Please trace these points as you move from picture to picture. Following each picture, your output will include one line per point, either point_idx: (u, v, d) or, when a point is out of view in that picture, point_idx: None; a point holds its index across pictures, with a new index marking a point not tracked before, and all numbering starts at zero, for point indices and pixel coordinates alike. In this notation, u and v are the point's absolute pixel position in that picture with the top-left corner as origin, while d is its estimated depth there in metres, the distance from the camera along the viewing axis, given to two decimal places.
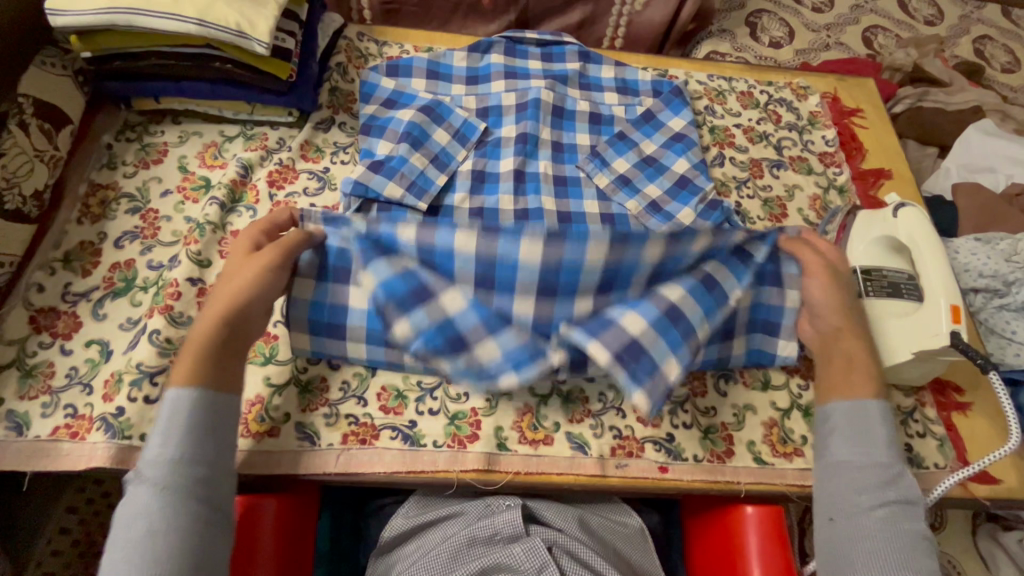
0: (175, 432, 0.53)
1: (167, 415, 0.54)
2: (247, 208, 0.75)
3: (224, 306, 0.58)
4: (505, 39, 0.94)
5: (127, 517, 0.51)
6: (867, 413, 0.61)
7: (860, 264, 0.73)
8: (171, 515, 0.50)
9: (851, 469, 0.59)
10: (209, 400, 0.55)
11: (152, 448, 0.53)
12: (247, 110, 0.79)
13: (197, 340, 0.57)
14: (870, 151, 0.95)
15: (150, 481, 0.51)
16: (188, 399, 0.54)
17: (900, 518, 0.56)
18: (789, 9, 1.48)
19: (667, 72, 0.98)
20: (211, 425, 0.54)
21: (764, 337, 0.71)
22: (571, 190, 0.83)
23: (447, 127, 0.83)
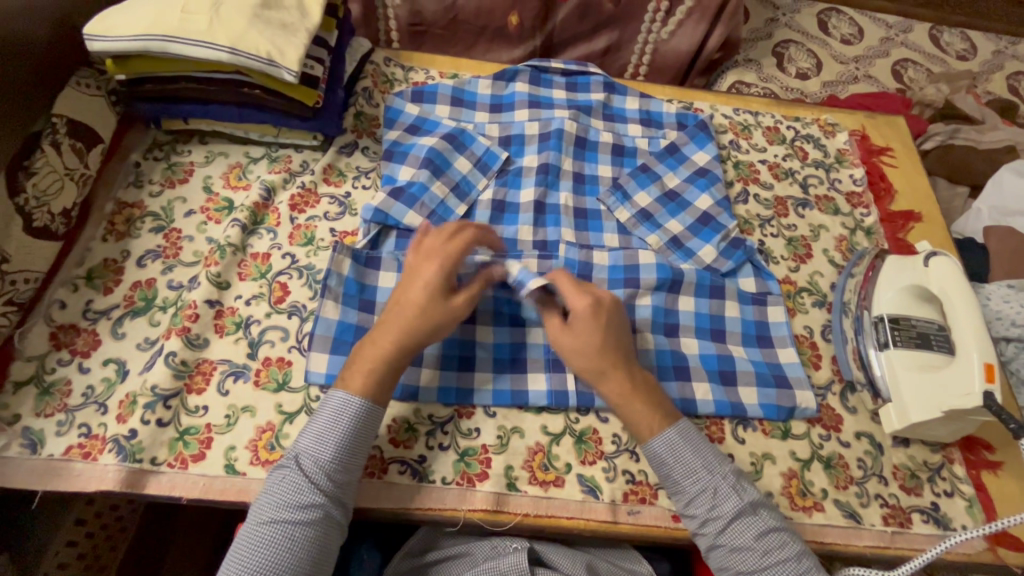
0: (330, 432, 0.56)
1: (327, 414, 0.57)
2: (268, 231, 0.75)
3: (409, 311, 0.60)
4: (531, 67, 0.94)
5: (273, 499, 0.54)
6: (665, 445, 0.61)
7: (888, 312, 0.73)
8: (311, 514, 0.53)
9: (685, 500, 0.60)
10: (370, 413, 0.58)
11: (308, 443, 0.56)
12: (273, 133, 0.80)
13: (374, 348, 0.59)
14: (899, 191, 0.93)
15: (301, 474, 0.54)
16: (350, 407, 0.57)
17: (740, 534, 0.58)
18: (817, 40, 1.47)
19: (693, 105, 0.97)
20: (364, 435, 0.57)
21: (778, 390, 0.70)
22: (591, 223, 0.82)
23: (469, 155, 0.83)
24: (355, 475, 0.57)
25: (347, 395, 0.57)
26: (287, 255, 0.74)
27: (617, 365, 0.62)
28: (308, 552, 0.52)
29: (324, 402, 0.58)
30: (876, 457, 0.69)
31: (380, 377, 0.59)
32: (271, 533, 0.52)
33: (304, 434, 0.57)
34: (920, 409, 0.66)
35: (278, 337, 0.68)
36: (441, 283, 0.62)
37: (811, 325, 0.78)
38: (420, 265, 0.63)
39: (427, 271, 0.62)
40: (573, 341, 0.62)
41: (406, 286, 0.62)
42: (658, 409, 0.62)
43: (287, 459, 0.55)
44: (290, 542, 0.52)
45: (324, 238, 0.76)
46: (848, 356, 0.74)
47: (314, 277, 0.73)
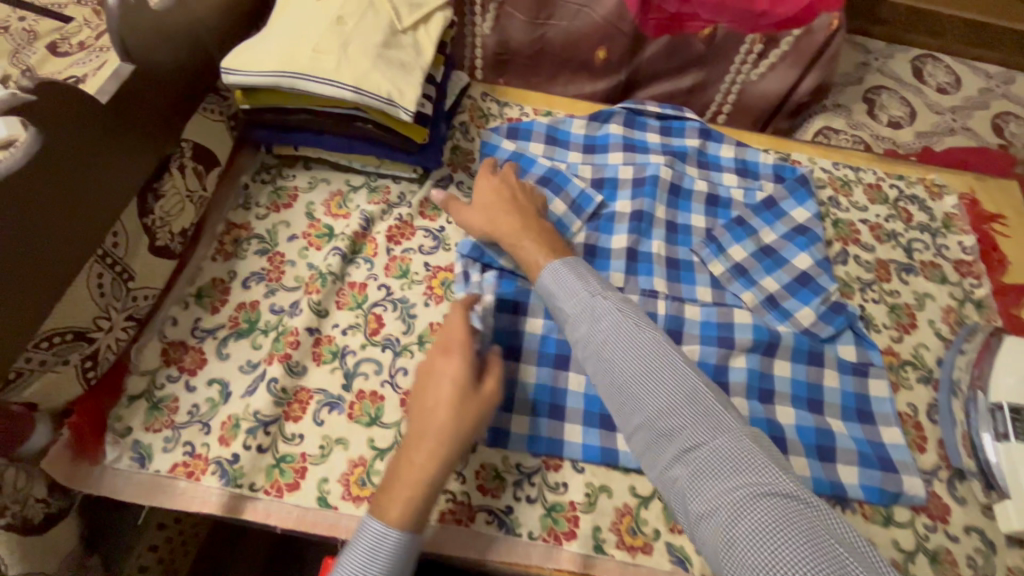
0: (372, 566, 0.52)
1: (361, 550, 0.53)
2: (365, 261, 0.77)
3: (444, 419, 0.57)
4: (626, 109, 0.94)
5: None
6: (633, 358, 0.57)
7: (1007, 401, 0.69)
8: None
9: (664, 456, 0.53)
10: (408, 544, 0.53)
11: None
12: (375, 164, 0.82)
13: (410, 467, 0.56)
14: (1014, 262, 0.87)
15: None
16: (388, 542, 0.53)
17: (719, 484, 0.48)
18: (911, 87, 1.41)
19: (790, 157, 0.94)
20: (402, 567, 0.53)
21: (883, 472, 0.67)
22: (683, 274, 0.81)
23: (564, 198, 0.82)
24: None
25: (381, 525, 0.53)
26: (383, 286, 0.75)
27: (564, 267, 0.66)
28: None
29: (358, 535, 0.53)
30: (987, 557, 0.64)
31: (414, 495, 0.55)
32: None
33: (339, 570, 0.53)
34: None
35: (372, 370, 0.69)
36: (463, 375, 0.59)
37: (915, 403, 0.73)
38: (438, 356, 0.61)
39: (454, 377, 0.59)
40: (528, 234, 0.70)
41: (430, 391, 0.59)
42: (617, 368, 0.58)
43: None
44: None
45: (418, 271, 0.77)
46: (957, 441, 0.70)
47: (407, 310, 0.74)
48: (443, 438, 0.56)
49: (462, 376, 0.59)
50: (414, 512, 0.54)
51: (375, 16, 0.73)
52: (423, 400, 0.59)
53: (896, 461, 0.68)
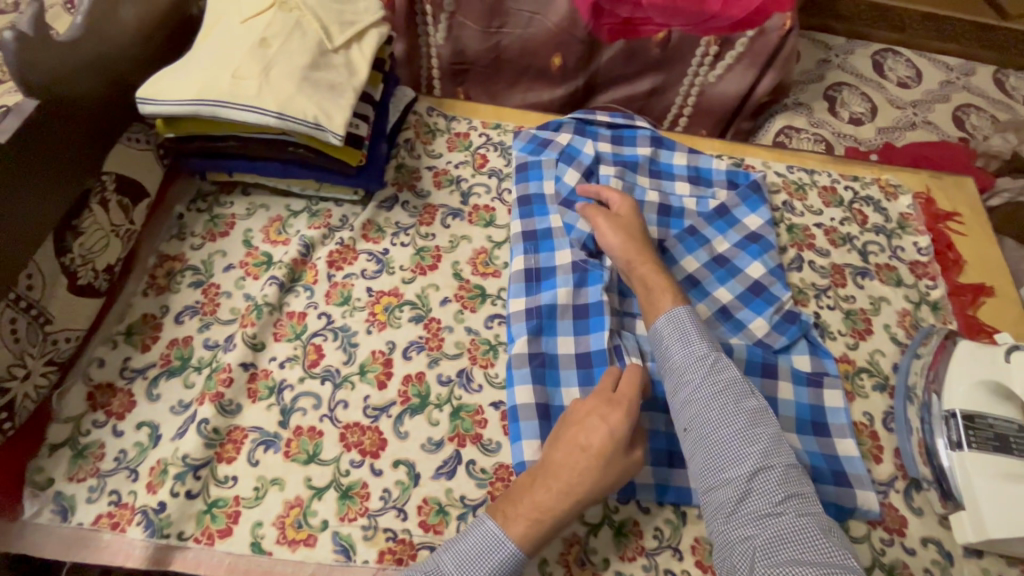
0: (474, 568, 0.53)
1: (475, 544, 0.54)
2: (305, 289, 0.74)
3: (589, 472, 0.57)
4: (575, 119, 0.92)
5: None
6: (711, 395, 0.61)
7: (960, 408, 0.67)
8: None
9: (733, 518, 0.55)
10: (518, 564, 0.53)
11: (449, 568, 0.53)
12: (314, 187, 0.80)
13: (546, 492, 0.56)
14: (969, 260, 0.86)
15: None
16: (501, 549, 0.53)
17: (799, 555, 0.50)
18: (872, 82, 1.41)
19: (744, 161, 0.93)
20: None
21: (837, 487, 0.65)
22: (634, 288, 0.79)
23: (528, 221, 0.81)
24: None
25: (498, 528, 0.54)
26: (323, 314, 0.73)
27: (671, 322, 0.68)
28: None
29: (474, 528, 0.54)
30: (944, 569, 0.63)
31: (535, 526, 0.55)
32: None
33: (447, 554, 0.54)
34: (1002, 523, 0.60)
35: (310, 404, 0.67)
36: (620, 433, 0.59)
37: (871, 412, 0.72)
38: (600, 404, 0.61)
39: (611, 421, 0.59)
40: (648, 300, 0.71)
41: (585, 430, 0.59)
42: (716, 440, 0.58)
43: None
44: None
45: (361, 297, 0.75)
46: (912, 450, 0.69)
47: (349, 339, 0.72)
48: (584, 487, 0.57)
49: (621, 434, 0.59)
50: (527, 540, 0.54)
51: (301, 36, 0.71)
52: (573, 433, 0.59)
53: (852, 474, 0.67)
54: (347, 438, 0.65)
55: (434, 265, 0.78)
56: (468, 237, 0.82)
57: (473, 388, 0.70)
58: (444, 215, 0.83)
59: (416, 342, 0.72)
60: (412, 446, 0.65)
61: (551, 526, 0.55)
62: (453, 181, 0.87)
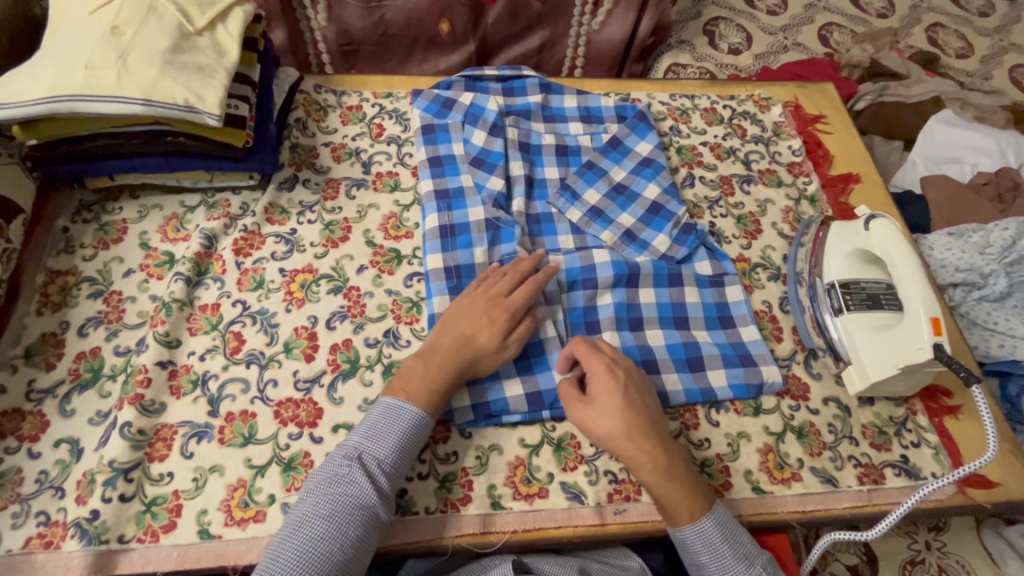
0: (385, 437, 0.59)
1: (377, 419, 0.60)
2: (214, 280, 0.73)
3: (473, 350, 0.64)
4: (464, 77, 0.94)
5: (317, 490, 0.56)
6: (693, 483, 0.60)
7: (837, 278, 0.75)
8: (362, 514, 0.55)
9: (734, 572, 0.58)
10: (421, 422, 0.61)
11: (362, 444, 0.59)
12: (207, 179, 0.78)
13: (439, 365, 0.63)
14: (837, 155, 0.95)
15: (363, 474, 0.56)
16: (401, 416, 0.60)
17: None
18: (744, 14, 1.50)
19: (630, 96, 0.98)
20: (415, 439, 0.60)
21: (745, 369, 0.72)
22: (544, 226, 0.82)
23: (438, 180, 0.82)
24: (400, 482, 0.59)
25: (397, 400, 0.61)
26: (238, 302, 0.72)
27: (649, 438, 0.60)
28: (347, 559, 0.52)
29: (375, 408, 0.61)
30: (845, 420, 0.71)
31: (432, 393, 0.62)
32: (317, 522, 0.53)
33: (356, 435, 0.60)
34: (880, 369, 0.68)
35: (238, 390, 0.66)
36: (501, 322, 0.65)
37: (769, 299, 0.79)
38: (488, 301, 0.67)
39: (492, 313, 0.66)
40: (606, 413, 0.61)
41: (466, 320, 0.66)
42: (698, 493, 0.59)
43: (347, 458, 0.57)
44: (333, 548, 0.52)
45: (274, 279, 0.74)
46: (807, 325, 0.76)
47: (268, 321, 0.71)
48: (470, 359, 0.64)
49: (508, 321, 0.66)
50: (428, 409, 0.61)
51: (157, 20, 0.68)
52: (466, 322, 0.66)
53: (756, 356, 0.74)
54: (282, 414, 0.65)
55: (345, 237, 0.79)
56: (375, 204, 0.82)
57: (402, 344, 0.71)
58: (348, 186, 0.83)
59: (338, 312, 0.73)
60: (350, 410, 0.66)
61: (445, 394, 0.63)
62: (353, 153, 0.87)
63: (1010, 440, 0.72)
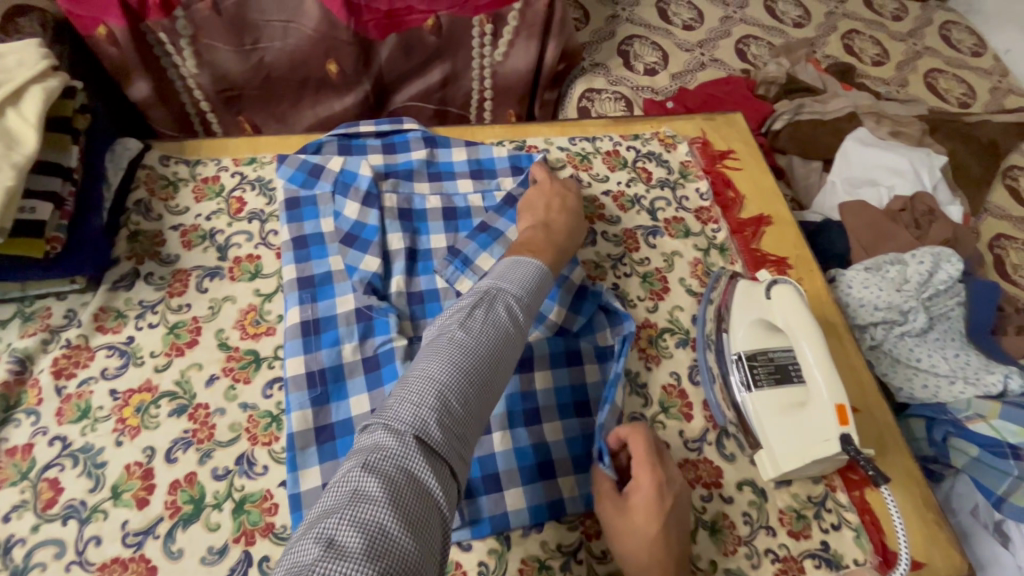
0: (515, 279, 0.57)
1: (508, 267, 0.58)
2: (28, 413, 0.62)
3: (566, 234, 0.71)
4: (337, 136, 0.84)
5: (479, 317, 0.52)
6: None
7: (745, 349, 0.68)
8: (497, 331, 0.52)
9: None
10: (544, 273, 0.60)
11: (505, 282, 0.56)
12: (18, 288, 0.66)
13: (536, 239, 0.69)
14: (748, 194, 0.90)
15: (506, 308, 0.54)
16: (527, 266, 0.59)
17: None
18: (660, 30, 1.44)
19: (526, 143, 0.90)
20: (541, 289, 0.58)
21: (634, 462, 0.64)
22: (428, 307, 0.73)
23: (303, 264, 0.72)
24: (532, 323, 0.56)
25: (515, 257, 0.60)
26: (56, 440, 0.61)
27: (668, 564, 0.54)
28: (475, 396, 0.48)
29: (503, 260, 0.59)
30: (761, 507, 0.65)
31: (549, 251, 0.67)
32: (473, 337, 0.50)
33: (502, 276, 0.57)
34: (791, 457, 0.62)
35: (50, 555, 0.55)
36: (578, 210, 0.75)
37: (678, 370, 0.73)
38: (538, 198, 0.76)
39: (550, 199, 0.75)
40: (628, 534, 0.55)
41: (546, 210, 0.74)
42: None
43: (489, 291, 0.55)
44: (467, 375, 0.48)
45: (103, 404, 0.63)
46: (717, 399, 0.70)
47: (92, 460, 0.60)
48: (573, 228, 0.72)
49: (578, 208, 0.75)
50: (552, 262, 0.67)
51: None
52: (541, 213, 0.74)
53: None
54: None
55: (193, 341, 0.68)
56: (231, 297, 0.72)
57: (257, 473, 0.61)
58: (200, 277, 0.73)
59: (181, 439, 0.62)
60: (190, 565, 0.56)
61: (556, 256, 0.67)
62: (207, 236, 0.76)
63: (933, 508, 0.67)
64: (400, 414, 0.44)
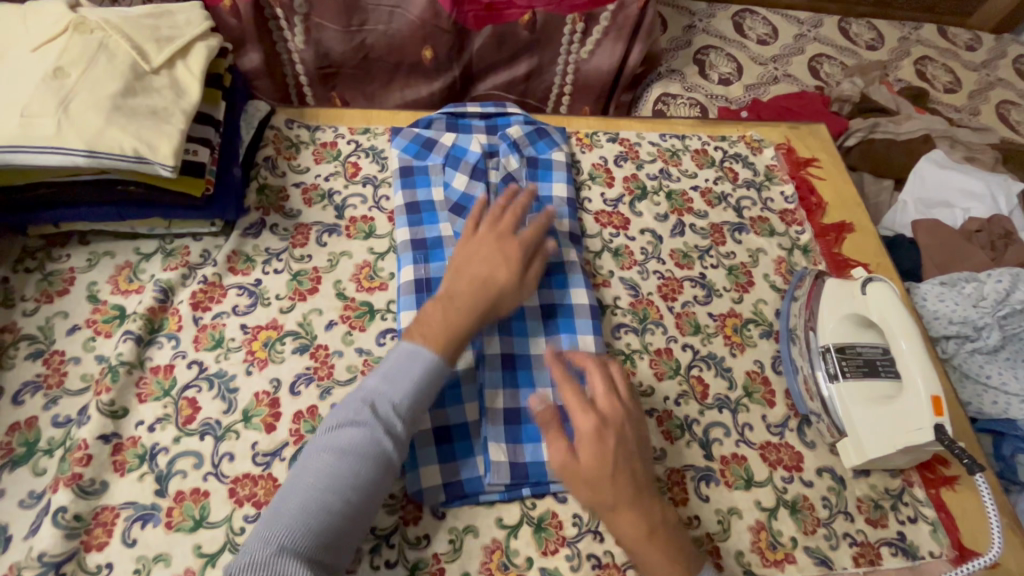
0: (401, 383, 0.56)
1: (395, 363, 0.58)
2: (169, 338, 0.67)
3: (486, 297, 0.63)
4: (445, 114, 0.89)
5: (356, 429, 0.54)
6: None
7: (833, 341, 0.72)
8: (377, 451, 0.53)
9: None
10: (434, 374, 0.58)
11: (377, 387, 0.56)
12: (164, 225, 0.72)
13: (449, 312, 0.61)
14: (830, 201, 0.93)
15: (379, 420, 0.54)
16: (410, 365, 0.57)
17: None
18: (735, 43, 1.48)
19: (619, 135, 0.95)
20: (427, 391, 0.58)
21: None
22: None
23: (415, 229, 0.77)
24: (414, 431, 0.57)
25: (414, 345, 0.59)
26: (194, 363, 0.66)
27: (635, 505, 0.54)
28: (349, 505, 0.51)
29: (392, 352, 0.59)
30: (839, 493, 0.68)
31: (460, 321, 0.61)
32: (349, 452, 0.52)
33: (375, 377, 0.57)
34: (877, 444, 0.65)
35: (190, 465, 0.61)
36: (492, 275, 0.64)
37: (761, 359, 0.76)
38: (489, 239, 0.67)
39: (505, 251, 0.66)
40: (589, 478, 0.54)
41: (474, 264, 0.64)
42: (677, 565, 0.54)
43: (364, 399, 0.56)
44: (338, 501, 0.50)
45: (235, 336, 0.69)
46: (800, 388, 0.73)
47: (226, 385, 0.66)
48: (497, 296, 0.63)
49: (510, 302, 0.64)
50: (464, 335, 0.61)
51: (108, 60, 0.63)
52: (477, 270, 0.64)
53: None
54: (238, 492, 0.60)
55: (314, 288, 0.74)
56: (347, 252, 0.77)
57: None
58: (320, 232, 0.78)
59: (304, 374, 0.67)
60: None
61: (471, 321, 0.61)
62: (325, 195, 0.81)
63: (1007, 514, 0.69)
64: (274, 530, 0.48)
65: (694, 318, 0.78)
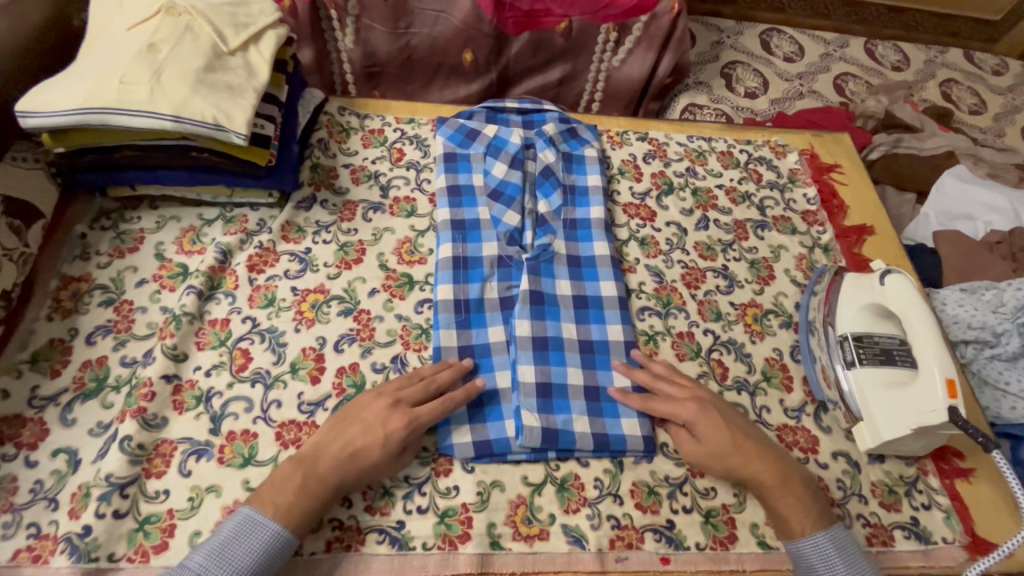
0: (234, 556, 0.53)
1: (230, 533, 0.54)
2: (226, 295, 0.73)
3: (353, 477, 0.59)
4: (486, 108, 0.95)
5: None
6: (816, 547, 0.61)
7: (851, 331, 0.75)
8: None
9: None
10: (276, 545, 0.54)
11: (202, 563, 0.52)
12: (226, 194, 0.79)
13: (303, 477, 0.58)
14: (852, 205, 0.96)
15: None
16: (250, 537, 0.54)
17: None
18: (762, 59, 1.53)
19: (648, 135, 0.99)
20: (265, 565, 0.54)
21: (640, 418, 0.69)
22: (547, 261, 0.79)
23: (455, 211, 0.82)
24: None
25: (263, 513, 0.55)
26: (248, 319, 0.72)
27: (760, 459, 0.64)
28: None
29: (227, 521, 0.55)
30: (854, 477, 0.70)
31: (306, 494, 0.57)
32: None
33: (199, 552, 0.53)
34: (892, 428, 0.68)
35: (241, 408, 0.66)
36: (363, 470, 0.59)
37: (780, 347, 0.79)
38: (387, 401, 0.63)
39: (388, 425, 0.61)
40: (711, 452, 0.65)
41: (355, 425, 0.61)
42: (812, 512, 0.63)
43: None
44: None
45: (286, 297, 0.74)
46: (817, 375, 0.75)
47: (277, 339, 0.71)
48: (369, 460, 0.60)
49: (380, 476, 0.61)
50: (313, 505, 0.57)
51: (192, 40, 0.70)
52: (361, 425, 0.61)
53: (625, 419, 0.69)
54: (284, 436, 0.64)
55: (358, 259, 0.79)
56: (390, 228, 0.83)
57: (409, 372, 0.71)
58: (365, 209, 0.84)
59: (347, 334, 0.72)
60: None
61: (318, 501, 0.57)
62: (372, 176, 0.87)
63: None
64: None
65: (716, 306, 0.81)
